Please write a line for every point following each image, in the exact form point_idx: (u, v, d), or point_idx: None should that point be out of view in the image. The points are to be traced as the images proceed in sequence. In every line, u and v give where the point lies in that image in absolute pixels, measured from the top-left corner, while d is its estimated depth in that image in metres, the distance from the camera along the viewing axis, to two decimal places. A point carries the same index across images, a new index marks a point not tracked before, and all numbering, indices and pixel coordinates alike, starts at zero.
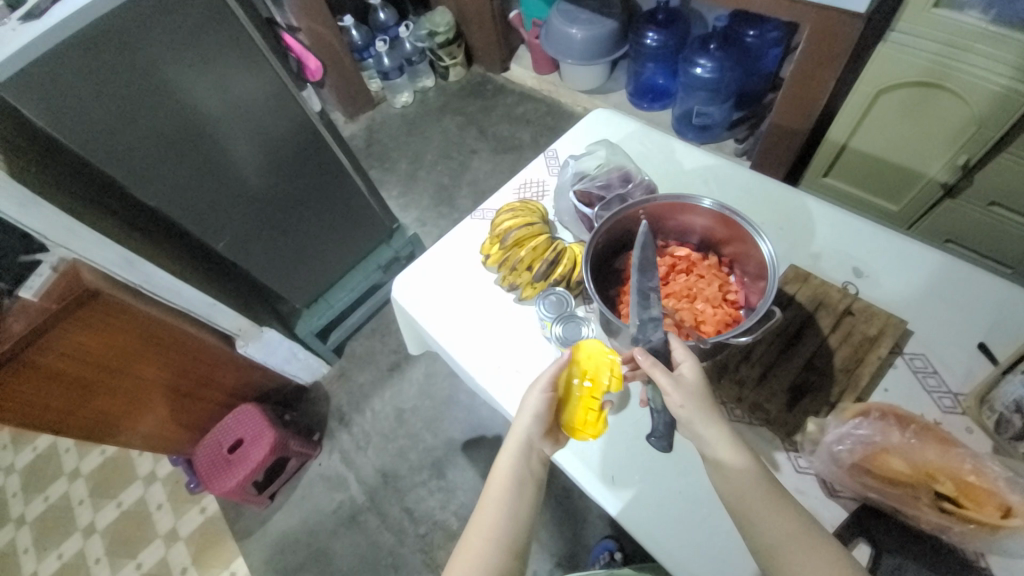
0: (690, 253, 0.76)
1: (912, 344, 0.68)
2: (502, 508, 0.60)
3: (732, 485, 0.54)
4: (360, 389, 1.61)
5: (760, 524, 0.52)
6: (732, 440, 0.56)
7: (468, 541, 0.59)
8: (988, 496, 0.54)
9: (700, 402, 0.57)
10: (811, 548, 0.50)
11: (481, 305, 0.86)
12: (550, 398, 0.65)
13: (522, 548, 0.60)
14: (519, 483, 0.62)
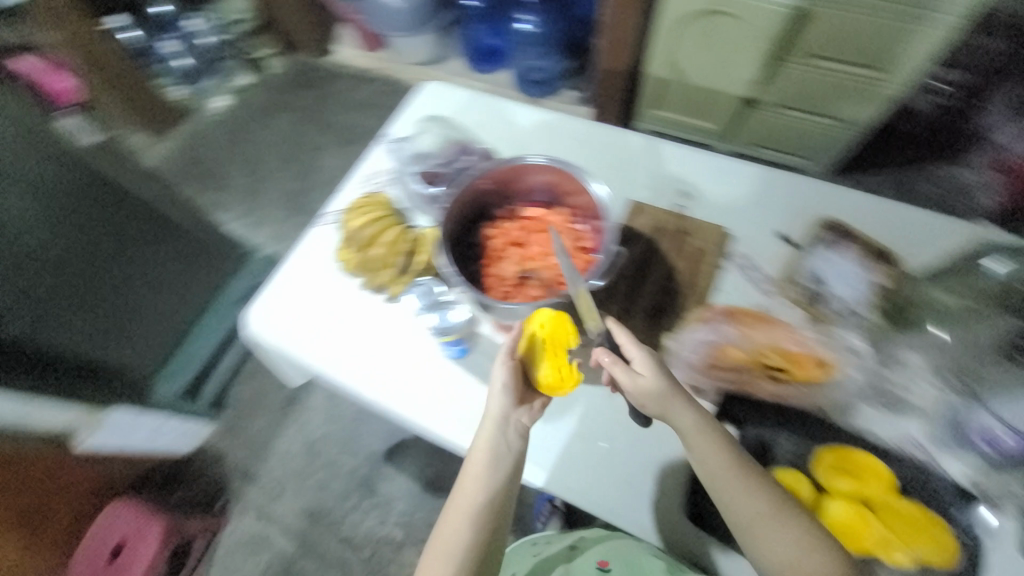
0: (542, 212, 0.79)
1: (736, 247, 0.77)
2: (482, 483, 0.63)
3: (705, 470, 0.57)
4: (260, 436, 1.45)
5: (730, 502, 0.56)
6: (705, 426, 0.58)
7: (448, 516, 0.63)
8: (808, 358, 0.66)
9: (657, 399, 0.59)
10: (780, 525, 0.54)
11: (350, 316, 0.78)
12: (515, 364, 0.66)
13: (502, 513, 0.64)
14: (503, 457, 0.64)
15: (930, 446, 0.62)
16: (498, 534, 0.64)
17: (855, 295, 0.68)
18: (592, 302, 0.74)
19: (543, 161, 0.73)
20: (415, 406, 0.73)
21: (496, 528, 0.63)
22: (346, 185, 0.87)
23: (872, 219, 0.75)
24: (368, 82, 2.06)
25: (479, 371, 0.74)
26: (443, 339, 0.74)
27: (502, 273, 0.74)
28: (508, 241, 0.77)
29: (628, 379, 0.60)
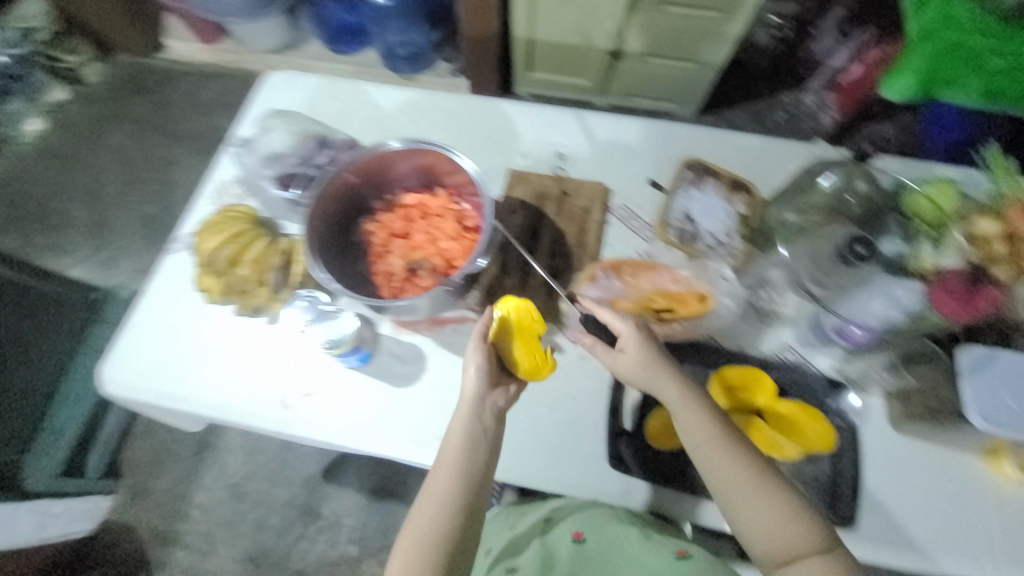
0: (419, 197, 0.75)
1: (615, 198, 0.80)
2: (455, 467, 0.60)
3: (689, 439, 0.59)
4: (168, 495, 1.32)
5: (711, 472, 0.58)
6: (690, 400, 0.60)
7: (420, 506, 0.60)
8: (689, 293, 0.70)
9: (643, 373, 0.61)
10: (758, 495, 0.56)
11: (231, 345, 0.71)
12: (484, 350, 0.63)
13: (477, 499, 0.61)
14: (479, 440, 0.61)
15: (801, 346, 0.70)
16: (472, 524, 0.60)
17: (718, 226, 0.73)
18: (489, 280, 0.75)
19: (400, 142, 0.69)
20: (318, 428, 0.68)
21: (470, 516, 0.60)
22: (195, 205, 0.78)
23: (727, 152, 0.81)
24: (215, 77, 1.81)
25: (385, 374, 0.70)
26: (337, 352, 0.68)
27: (390, 268, 0.70)
28: (390, 234, 0.73)
29: (612, 358, 0.63)
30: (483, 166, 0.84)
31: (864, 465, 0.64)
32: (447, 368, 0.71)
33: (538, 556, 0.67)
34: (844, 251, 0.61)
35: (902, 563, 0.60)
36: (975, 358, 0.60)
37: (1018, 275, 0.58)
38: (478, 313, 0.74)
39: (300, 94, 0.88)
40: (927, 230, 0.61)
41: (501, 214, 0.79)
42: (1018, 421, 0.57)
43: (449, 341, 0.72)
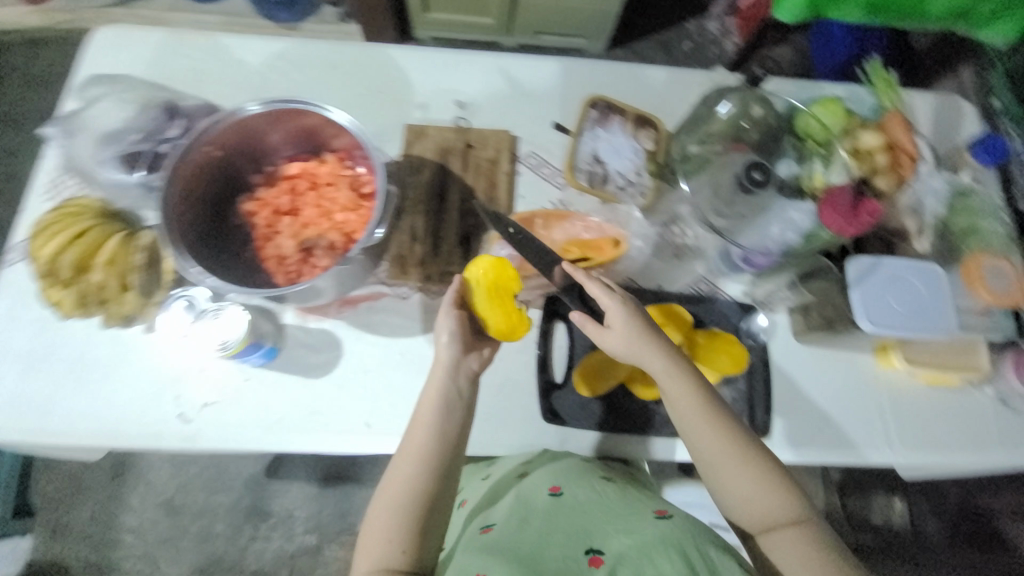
0: (303, 165, 0.67)
1: (523, 146, 0.76)
2: (430, 428, 0.57)
3: (676, 411, 0.56)
4: (93, 524, 1.22)
5: (698, 444, 0.55)
6: (681, 374, 0.55)
7: (395, 470, 0.56)
8: (604, 238, 0.66)
9: (631, 350, 0.56)
10: (742, 469, 0.54)
11: (116, 358, 0.63)
12: (460, 318, 0.59)
13: (455, 458, 0.58)
14: (455, 400, 0.58)
15: (714, 276, 0.72)
16: (449, 484, 0.57)
17: (626, 165, 0.72)
18: (399, 249, 0.69)
19: (258, 104, 0.59)
20: (225, 437, 0.62)
21: (446, 478, 0.57)
22: (25, 203, 0.66)
23: (631, 85, 0.78)
24: (46, 44, 1.50)
25: (296, 366, 0.65)
26: (233, 354, 0.60)
27: (281, 250, 0.63)
28: (275, 211, 0.65)
29: (599, 333, 0.57)
30: (376, 124, 0.76)
31: (775, 378, 0.69)
32: (366, 349, 0.66)
33: (511, 506, 0.62)
34: (743, 177, 0.62)
35: (811, 460, 0.67)
36: (861, 269, 0.63)
37: (893, 185, 0.64)
38: (390, 287, 0.69)
39: (142, 62, 0.76)
40: (816, 148, 0.64)
41: (401, 175, 0.72)
42: (903, 320, 0.61)
43: (364, 320, 0.67)
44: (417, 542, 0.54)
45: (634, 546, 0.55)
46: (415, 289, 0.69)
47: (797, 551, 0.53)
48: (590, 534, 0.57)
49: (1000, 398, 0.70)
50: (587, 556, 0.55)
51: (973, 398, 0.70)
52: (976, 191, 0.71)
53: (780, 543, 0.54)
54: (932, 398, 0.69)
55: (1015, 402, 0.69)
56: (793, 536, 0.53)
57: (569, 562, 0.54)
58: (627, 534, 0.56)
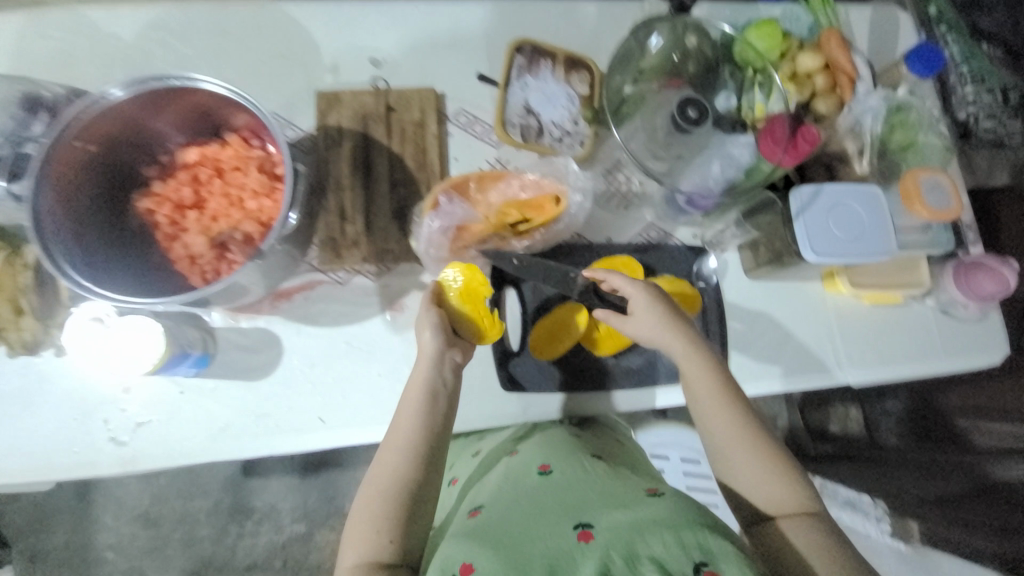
0: (201, 150, 0.60)
1: (450, 104, 0.70)
2: (416, 416, 0.53)
3: (692, 390, 0.56)
4: (69, 548, 1.18)
5: (711, 427, 0.55)
6: (701, 355, 0.56)
7: (379, 463, 0.53)
8: (545, 195, 0.59)
9: (650, 330, 0.56)
10: (756, 457, 0.53)
11: (42, 383, 0.59)
12: (439, 317, 0.55)
13: (437, 446, 0.54)
14: (440, 390, 0.54)
15: (662, 222, 0.71)
16: (434, 478, 0.53)
17: (560, 115, 0.67)
18: (329, 230, 0.64)
19: (120, 88, 0.52)
20: (165, 455, 0.58)
21: (431, 470, 0.53)
22: None
23: (559, 23, 0.72)
24: None
25: (234, 370, 0.60)
26: (155, 369, 0.55)
27: (191, 250, 0.56)
28: (177, 206, 0.58)
29: (623, 320, 0.57)
30: (283, 94, 0.68)
31: (728, 318, 0.69)
32: (308, 342, 0.63)
33: (500, 487, 0.57)
34: (678, 115, 0.58)
35: (766, 391, 0.69)
36: (803, 199, 0.62)
37: (837, 107, 0.67)
38: (326, 274, 0.65)
39: None
40: (755, 76, 0.61)
41: (320, 149, 0.66)
42: (846, 246, 0.61)
43: (302, 313, 0.63)
44: (405, 534, 0.51)
45: (624, 521, 0.47)
46: (352, 272, 0.65)
47: (810, 541, 0.50)
48: (577, 510, 0.50)
49: (941, 308, 0.72)
50: (575, 530, 0.47)
51: (914, 311, 0.72)
52: (911, 104, 0.70)
53: (793, 531, 0.50)
54: (877, 316, 0.72)
55: (955, 310, 0.71)
56: (805, 527, 0.51)
57: (554, 541, 0.47)
58: (621, 510, 0.48)
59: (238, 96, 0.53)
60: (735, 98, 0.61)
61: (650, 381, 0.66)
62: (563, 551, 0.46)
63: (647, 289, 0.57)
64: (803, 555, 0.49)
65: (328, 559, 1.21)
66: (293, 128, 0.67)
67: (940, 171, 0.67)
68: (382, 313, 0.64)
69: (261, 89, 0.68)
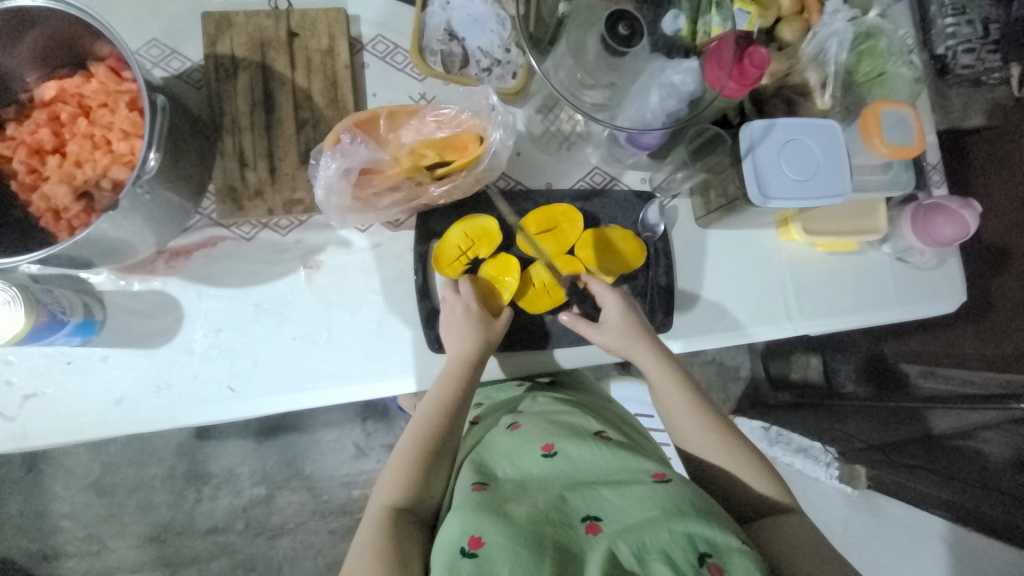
0: (59, 83, 0.51)
1: (365, 30, 0.61)
2: (435, 425, 0.52)
3: (661, 400, 0.56)
4: (21, 518, 1.14)
5: (686, 436, 0.54)
6: (665, 365, 0.56)
7: (413, 436, 0.51)
8: (468, 133, 0.53)
9: (621, 337, 0.56)
10: (745, 463, 0.52)
11: None
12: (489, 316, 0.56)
13: (442, 456, 0.52)
14: (462, 406, 0.54)
15: (607, 165, 0.65)
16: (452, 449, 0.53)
17: (490, 41, 0.58)
18: (229, 178, 0.56)
19: None
20: (57, 431, 0.53)
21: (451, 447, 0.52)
22: None
23: None
24: None
25: (129, 337, 0.55)
26: (17, 340, 0.47)
27: (53, 201, 0.49)
28: (35, 150, 0.50)
29: (592, 329, 0.57)
30: (165, 17, 0.58)
31: (675, 269, 0.65)
32: (212, 304, 0.57)
33: (499, 459, 0.53)
34: (605, 34, 0.48)
35: (713, 345, 0.66)
36: (756, 133, 0.56)
37: (803, 33, 0.63)
38: (229, 229, 0.58)
39: None
40: None
41: (211, 83, 0.57)
42: (800, 188, 0.56)
43: (203, 272, 0.57)
44: (417, 495, 0.49)
45: (627, 507, 0.46)
46: (259, 226, 0.58)
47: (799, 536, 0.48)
48: (583, 492, 0.48)
49: (897, 255, 0.69)
50: (584, 523, 0.45)
51: (871, 259, 0.69)
52: (882, 30, 0.64)
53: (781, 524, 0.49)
54: (832, 264, 0.68)
55: (912, 257, 0.68)
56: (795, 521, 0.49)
57: (562, 526, 0.45)
58: (622, 495, 0.47)
59: (65, 5, 0.43)
60: (685, 19, 0.54)
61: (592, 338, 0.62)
62: (571, 540, 0.44)
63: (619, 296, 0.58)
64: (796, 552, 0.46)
65: (292, 519, 1.20)
66: (180, 59, 0.58)
67: (903, 104, 0.61)
68: (295, 271, 0.58)
69: (137, 10, 0.58)
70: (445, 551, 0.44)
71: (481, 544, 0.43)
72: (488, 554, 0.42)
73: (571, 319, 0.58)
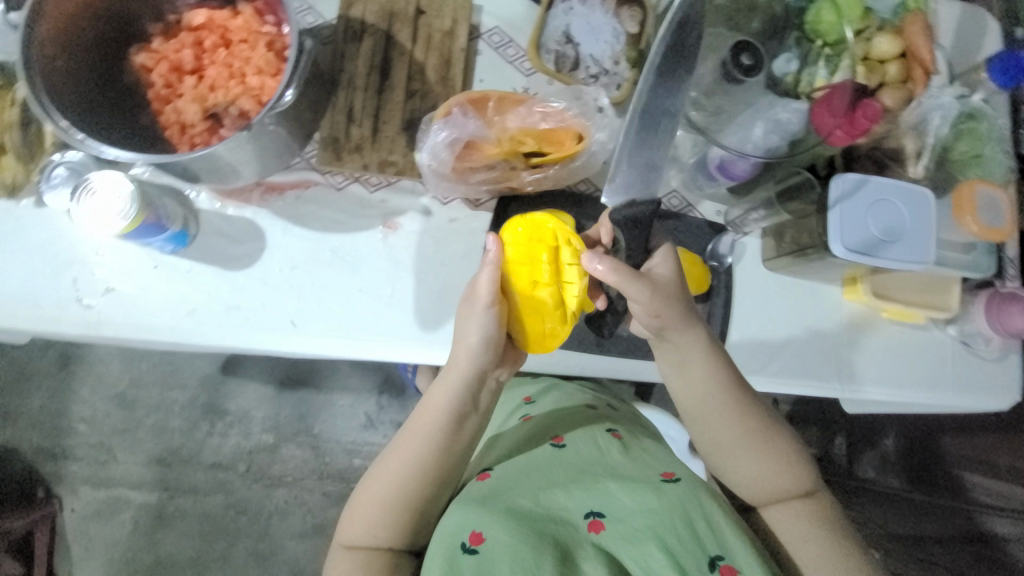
0: (210, 13, 0.55)
1: (486, 20, 0.64)
2: (436, 434, 0.53)
3: (695, 391, 0.55)
4: (44, 413, 1.19)
5: (716, 426, 0.56)
6: (711, 353, 0.54)
7: (409, 431, 0.54)
8: (566, 132, 0.55)
9: (673, 304, 0.51)
10: (775, 452, 0.56)
11: (22, 234, 0.56)
12: (502, 307, 0.52)
13: (461, 460, 0.56)
14: (461, 414, 0.54)
15: (686, 191, 0.66)
16: (461, 462, 0.56)
17: (602, 51, 0.61)
18: (334, 131, 0.60)
19: None
20: (128, 327, 0.56)
21: (454, 461, 0.55)
22: None
23: None
24: None
25: (212, 256, 0.58)
26: (125, 231, 0.51)
27: (182, 117, 0.53)
28: (175, 68, 0.54)
29: (634, 285, 0.50)
30: None
31: (734, 306, 0.65)
32: (292, 242, 0.60)
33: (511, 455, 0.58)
34: (728, 62, 0.50)
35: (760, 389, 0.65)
36: (846, 187, 0.57)
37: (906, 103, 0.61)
38: (323, 176, 0.61)
39: None
40: (823, 49, 0.57)
41: (338, 41, 0.61)
42: (881, 246, 0.56)
43: (292, 211, 0.60)
44: (419, 503, 0.53)
45: (634, 508, 0.48)
46: (350, 179, 0.62)
47: (806, 523, 0.55)
48: (592, 492, 0.51)
49: (962, 339, 0.67)
50: (587, 520, 0.49)
51: (934, 338, 0.68)
52: (985, 113, 0.63)
53: (787, 516, 0.56)
54: (893, 334, 0.67)
55: (976, 344, 0.67)
56: (800, 509, 0.55)
57: (567, 526, 0.48)
58: (628, 493, 0.50)
59: None
60: (795, 66, 0.57)
61: (641, 352, 0.63)
62: (575, 539, 0.47)
63: (670, 253, 0.53)
64: (807, 543, 0.54)
65: (291, 472, 1.22)
66: (314, 15, 0.62)
67: (1000, 188, 0.62)
68: (373, 228, 0.61)
69: None
70: (448, 537, 0.47)
71: (481, 541, 0.46)
72: (486, 551, 0.45)
73: (610, 268, 0.49)
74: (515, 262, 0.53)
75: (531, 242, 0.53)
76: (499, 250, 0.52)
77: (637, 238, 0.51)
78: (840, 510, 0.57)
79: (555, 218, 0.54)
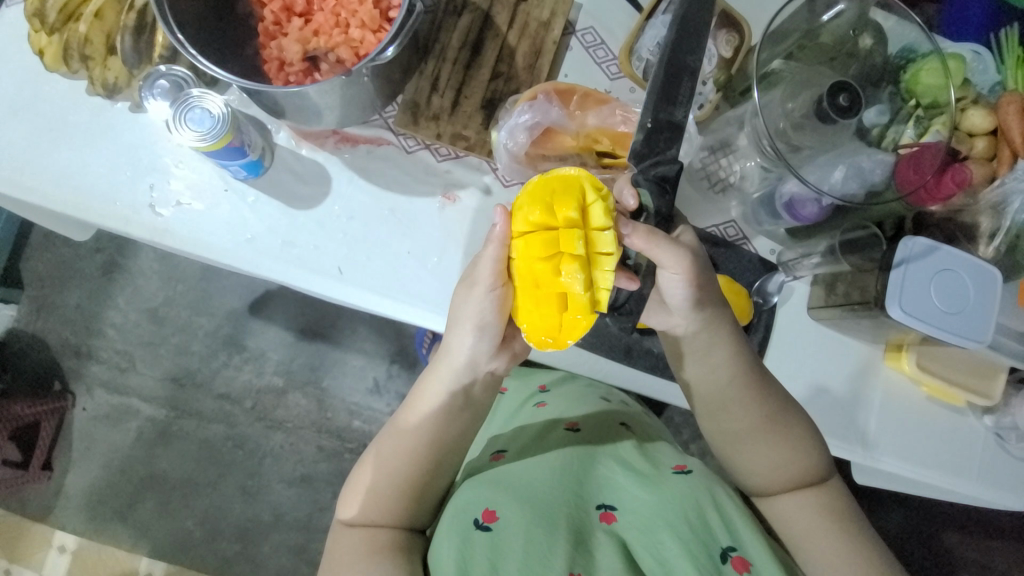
0: None
1: (582, 19, 0.65)
2: (435, 415, 0.55)
3: (719, 379, 0.56)
4: (77, 311, 1.24)
5: (732, 414, 0.56)
6: (736, 341, 0.55)
7: (409, 410, 0.56)
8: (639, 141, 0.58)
9: (710, 280, 0.52)
10: (791, 442, 0.56)
11: (114, 136, 0.60)
12: (504, 292, 0.50)
13: (465, 440, 0.58)
14: (456, 393, 0.56)
15: (745, 223, 0.65)
16: (464, 441, 0.58)
17: None
18: (416, 98, 0.61)
19: None
20: (194, 244, 0.59)
21: (448, 442, 0.56)
22: None
23: None
24: None
25: (281, 191, 0.61)
26: (210, 149, 0.54)
27: (284, 54, 0.56)
28: (286, 8, 0.57)
29: (669, 252, 0.47)
30: None
31: (770, 347, 0.64)
32: (355, 193, 0.62)
33: (524, 436, 0.62)
34: (825, 102, 0.51)
35: None
36: (915, 249, 0.56)
37: (987, 179, 0.61)
38: (396, 137, 0.63)
39: None
40: (915, 110, 0.57)
41: (438, 11, 0.62)
42: (942, 318, 0.55)
43: (361, 163, 0.62)
44: (424, 477, 0.55)
45: (646, 501, 0.55)
46: (422, 144, 0.63)
47: (817, 509, 0.56)
48: (598, 489, 0.57)
49: (997, 431, 0.65)
50: (598, 511, 0.55)
51: (968, 423, 0.65)
52: None
53: (800, 505, 0.57)
54: (926, 411, 0.65)
55: (1009, 438, 0.64)
56: (809, 500, 0.57)
57: (581, 512, 0.54)
58: (639, 486, 0.56)
59: None
60: (884, 120, 0.56)
61: (666, 372, 0.62)
62: (589, 522, 0.53)
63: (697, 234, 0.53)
64: (819, 532, 0.56)
65: (293, 419, 1.25)
66: None
67: None
68: (433, 197, 0.63)
69: None
70: (464, 510, 0.53)
71: (493, 518, 0.52)
72: (499, 526, 0.51)
73: (646, 240, 0.46)
74: (528, 234, 0.47)
75: (548, 209, 0.46)
76: (505, 225, 0.48)
77: (667, 200, 0.49)
78: (851, 505, 0.58)
79: (575, 172, 0.46)
